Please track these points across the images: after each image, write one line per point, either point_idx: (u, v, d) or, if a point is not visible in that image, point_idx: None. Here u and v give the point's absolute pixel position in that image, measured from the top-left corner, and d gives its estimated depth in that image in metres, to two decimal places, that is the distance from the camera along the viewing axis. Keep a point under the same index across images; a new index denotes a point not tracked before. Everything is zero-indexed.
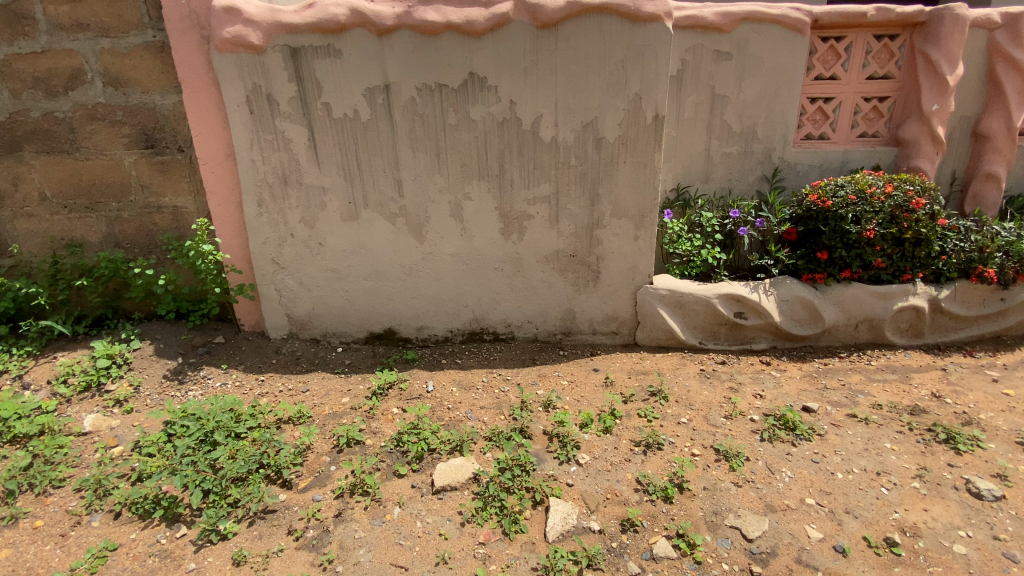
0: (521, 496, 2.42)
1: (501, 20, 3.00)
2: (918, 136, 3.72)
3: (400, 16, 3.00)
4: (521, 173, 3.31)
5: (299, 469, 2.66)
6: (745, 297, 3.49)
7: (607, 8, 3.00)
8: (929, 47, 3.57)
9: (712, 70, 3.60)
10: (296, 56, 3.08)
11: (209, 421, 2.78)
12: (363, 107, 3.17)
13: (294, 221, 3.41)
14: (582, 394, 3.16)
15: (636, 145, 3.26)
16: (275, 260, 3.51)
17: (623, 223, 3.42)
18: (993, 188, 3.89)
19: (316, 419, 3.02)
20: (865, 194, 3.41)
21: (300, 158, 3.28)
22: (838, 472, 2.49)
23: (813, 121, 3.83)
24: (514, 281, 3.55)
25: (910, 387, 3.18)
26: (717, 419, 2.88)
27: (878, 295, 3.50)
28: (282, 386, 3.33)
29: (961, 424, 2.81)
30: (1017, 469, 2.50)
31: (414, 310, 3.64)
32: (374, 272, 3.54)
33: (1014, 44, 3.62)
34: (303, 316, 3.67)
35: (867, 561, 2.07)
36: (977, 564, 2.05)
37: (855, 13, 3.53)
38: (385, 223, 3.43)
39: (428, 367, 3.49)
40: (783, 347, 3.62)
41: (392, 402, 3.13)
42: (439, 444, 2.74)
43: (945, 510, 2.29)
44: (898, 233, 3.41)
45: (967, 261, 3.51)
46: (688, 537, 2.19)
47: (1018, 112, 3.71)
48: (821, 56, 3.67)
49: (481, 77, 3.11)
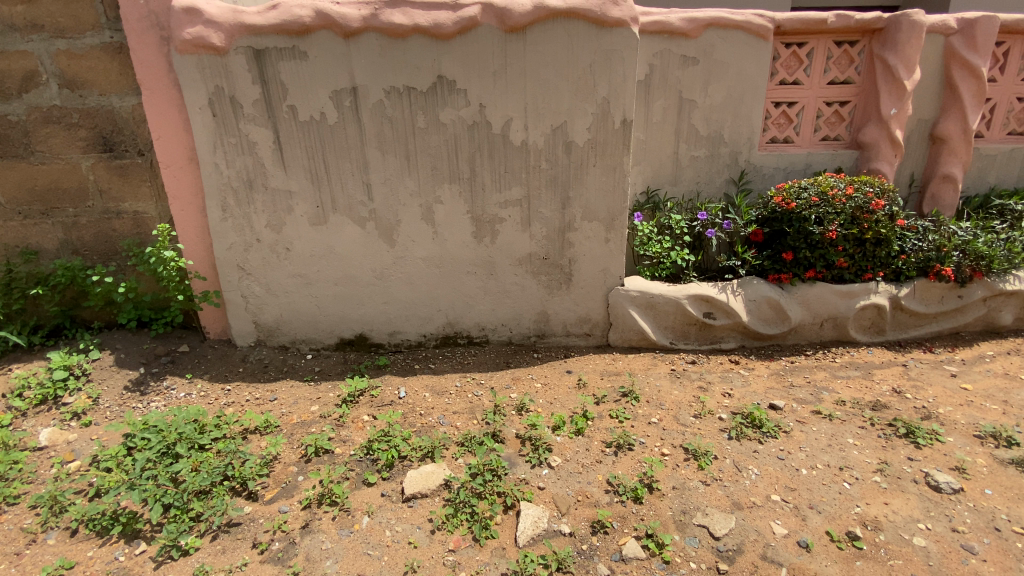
0: (492, 501, 2.40)
1: (469, 24, 3.00)
2: (877, 138, 3.83)
3: (367, 18, 2.97)
4: (492, 176, 3.30)
5: (265, 480, 2.59)
6: (713, 297, 3.54)
7: (574, 13, 3.01)
8: (887, 52, 3.68)
9: (679, 75, 3.65)
10: (260, 58, 3.02)
11: (171, 433, 2.69)
12: (330, 109, 3.12)
13: (260, 226, 3.34)
14: (555, 396, 3.16)
15: (605, 149, 3.28)
16: (240, 266, 3.43)
17: (593, 226, 3.44)
18: (949, 188, 4.03)
19: (284, 428, 2.95)
20: (828, 195, 3.50)
21: (265, 162, 3.21)
22: (802, 468, 2.54)
23: (778, 125, 3.92)
24: (487, 284, 3.54)
25: (872, 383, 3.26)
26: (686, 419, 2.91)
27: (842, 293, 3.59)
28: (248, 395, 3.25)
29: (920, 418, 2.89)
30: (973, 462, 2.58)
31: (385, 315, 3.59)
32: (344, 277, 3.49)
33: (969, 49, 3.74)
34: (270, 322, 3.59)
35: (829, 556, 2.11)
36: (936, 556, 2.10)
37: (816, 20, 3.62)
38: (355, 227, 3.38)
39: (400, 373, 3.44)
40: (752, 346, 3.68)
41: (363, 409, 3.08)
42: (410, 451, 2.70)
43: (905, 503, 2.34)
44: (859, 233, 3.50)
45: (925, 260, 3.63)
46: (656, 537, 2.19)
47: (972, 115, 3.85)
48: (784, 61, 3.77)
49: (450, 80, 3.10)
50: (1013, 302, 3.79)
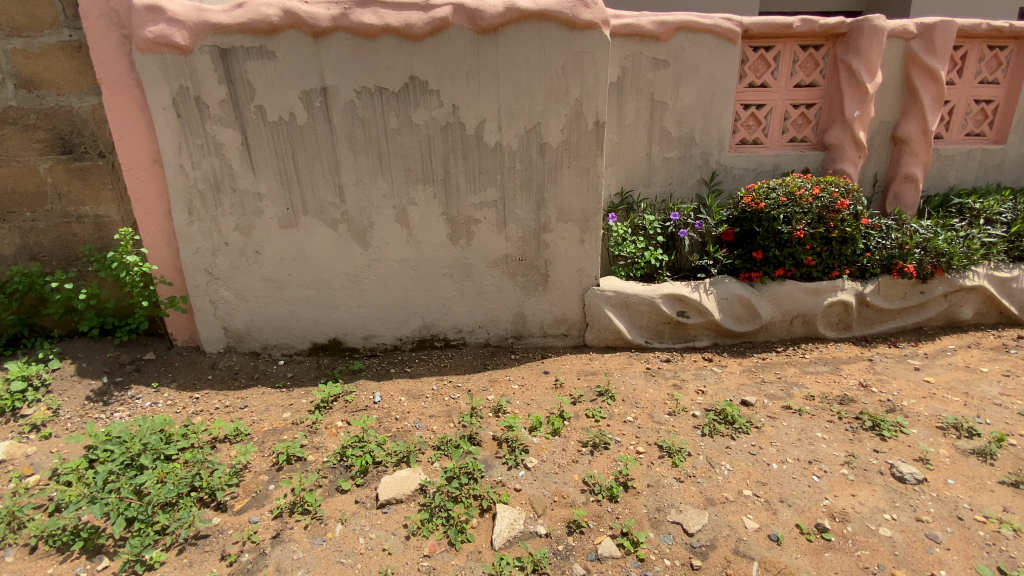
0: (468, 504, 2.38)
1: (441, 25, 2.98)
2: (842, 140, 3.94)
3: (336, 18, 2.93)
4: (467, 177, 3.29)
5: (234, 489, 2.53)
6: (687, 296, 3.59)
7: (546, 15, 3.02)
8: (850, 56, 3.78)
9: (651, 77, 3.69)
10: (226, 57, 2.95)
11: (135, 444, 2.60)
12: (300, 110, 3.07)
13: (228, 229, 3.26)
14: (532, 397, 3.15)
15: (579, 150, 3.30)
16: (208, 270, 3.34)
17: (569, 227, 3.46)
18: (911, 188, 4.16)
19: (254, 436, 2.88)
20: (795, 195, 3.58)
21: (233, 163, 3.14)
22: (773, 463, 2.58)
23: (747, 127, 4.00)
24: (463, 286, 3.52)
25: (840, 377, 3.34)
26: (661, 417, 2.93)
27: (810, 291, 3.67)
28: (217, 403, 3.16)
29: (885, 411, 2.98)
30: (936, 452, 2.66)
31: (360, 318, 3.54)
32: (316, 280, 3.43)
33: (928, 54, 3.87)
34: (241, 328, 3.50)
35: (799, 548, 2.14)
36: (901, 546, 2.15)
37: (782, 24, 3.71)
38: (327, 230, 3.32)
39: (375, 377, 3.39)
40: (724, 344, 3.75)
41: (337, 415, 3.02)
42: (385, 457, 2.66)
43: (872, 494, 2.40)
44: (826, 232, 3.59)
45: (888, 257, 3.74)
46: (631, 535, 2.20)
47: (932, 117, 3.99)
48: (752, 65, 3.85)
49: (422, 81, 3.07)
50: (972, 297, 3.93)
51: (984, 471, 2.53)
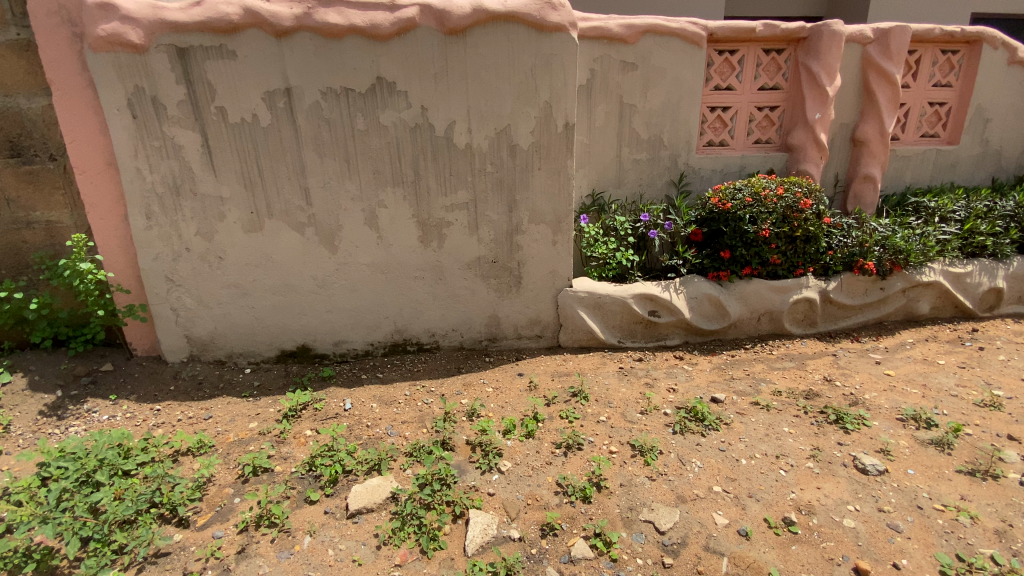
0: (441, 511, 2.34)
1: (407, 25, 2.94)
2: (805, 142, 4.04)
3: (299, 17, 2.87)
4: (437, 180, 3.25)
5: (197, 504, 2.43)
6: (657, 296, 3.63)
7: (514, 17, 3.02)
8: (811, 60, 3.89)
9: (620, 80, 3.73)
10: (184, 57, 2.86)
11: (91, 460, 2.48)
12: (263, 111, 2.99)
13: (189, 234, 3.16)
14: (506, 399, 3.14)
15: (549, 152, 3.31)
16: (169, 277, 3.23)
17: (541, 228, 3.46)
18: (870, 188, 4.31)
19: (219, 448, 2.79)
20: (760, 196, 3.66)
21: (193, 166, 3.04)
22: (741, 458, 2.62)
23: (714, 129, 4.08)
24: (435, 289, 3.48)
25: (806, 373, 3.43)
26: (634, 416, 2.95)
27: (776, 289, 3.75)
28: (180, 415, 3.05)
29: (848, 404, 3.06)
30: (897, 444, 2.74)
31: (329, 324, 3.47)
32: (283, 286, 3.34)
33: (885, 58, 4.01)
34: (204, 336, 3.39)
35: (767, 542, 2.18)
36: (864, 536, 2.20)
37: (745, 29, 3.79)
38: (294, 234, 3.24)
39: (346, 384, 3.32)
40: (695, 342, 3.80)
41: (305, 424, 2.94)
42: (356, 465, 2.60)
43: (836, 486, 2.46)
44: (790, 231, 3.68)
45: (850, 255, 3.86)
46: (604, 536, 2.20)
47: (888, 119, 4.13)
48: (717, 68, 3.92)
49: (390, 82, 3.03)
50: (929, 292, 4.09)
51: (942, 461, 2.63)
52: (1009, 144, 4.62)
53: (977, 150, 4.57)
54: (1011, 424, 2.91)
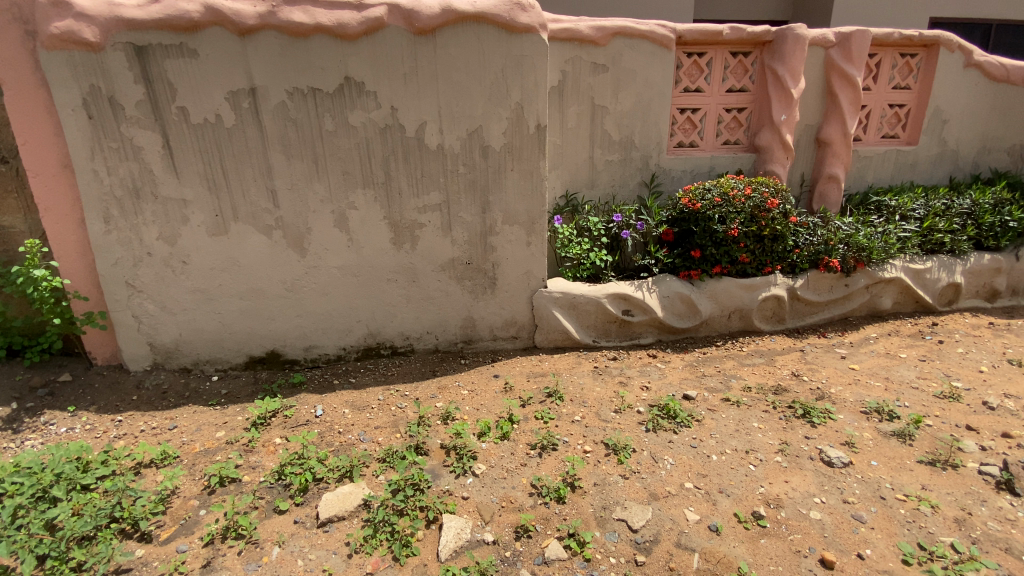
0: (414, 516, 2.31)
1: (375, 25, 2.90)
2: (771, 143, 4.13)
3: (264, 15, 2.81)
4: (409, 181, 3.22)
5: (160, 518, 2.35)
6: (630, 295, 3.66)
7: (483, 17, 3.01)
8: (776, 63, 3.98)
9: (591, 81, 3.75)
10: (143, 55, 2.77)
11: (47, 474, 2.36)
12: (227, 111, 2.92)
13: (151, 238, 3.06)
14: (481, 401, 3.12)
15: (521, 153, 3.30)
16: (130, 283, 3.12)
17: (514, 230, 3.45)
18: (834, 187, 4.43)
19: (184, 459, 2.70)
20: (729, 196, 3.73)
21: (153, 168, 2.94)
22: (712, 454, 2.66)
23: (684, 130, 4.14)
24: (409, 291, 3.44)
25: (774, 368, 3.50)
26: (608, 414, 2.97)
27: (746, 287, 3.83)
28: (144, 425, 2.95)
29: (815, 399, 3.14)
30: (861, 436, 2.82)
31: (299, 329, 3.40)
32: (251, 290, 3.26)
33: (846, 61, 4.12)
34: (169, 343, 3.28)
35: (737, 537, 2.21)
36: (830, 527, 2.25)
37: (713, 32, 3.86)
38: (261, 237, 3.17)
39: (317, 390, 3.26)
40: (668, 340, 3.85)
41: (275, 432, 2.87)
42: (327, 473, 2.55)
43: (803, 479, 2.51)
44: (758, 230, 3.75)
45: (816, 253, 3.95)
46: (578, 536, 2.20)
47: (851, 120, 4.25)
48: (686, 70, 3.98)
49: (358, 82, 2.99)
50: (890, 288, 4.22)
51: (903, 452, 2.71)
52: (966, 144, 4.80)
53: (934, 150, 4.74)
54: (968, 415, 3.02)
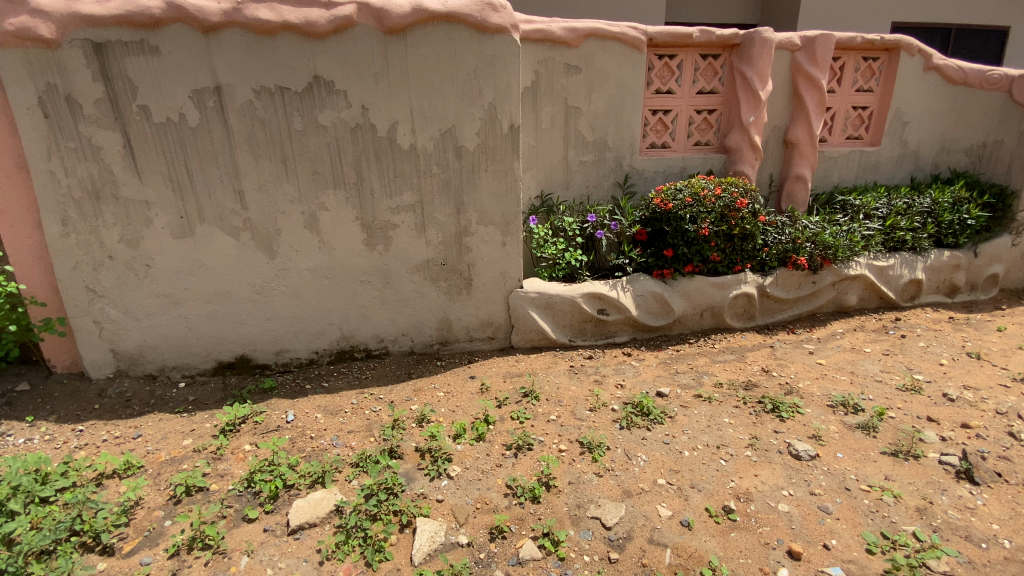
0: (387, 521, 2.28)
1: (345, 23, 2.86)
2: (741, 144, 4.21)
3: (228, 12, 2.74)
4: (381, 181, 3.18)
5: (123, 531, 2.27)
6: (605, 294, 3.69)
7: (454, 17, 3.00)
8: (744, 66, 4.06)
9: (564, 83, 3.77)
10: (101, 52, 2.67)
11: (2, 488, 2.26)
12: (191, 110, 2.84)
13: (112, 241, 2.96)
14: (457, 403, 3.10)
15: (495, 154, 3.30)
16: (90, 287, 3.01)
17: (489, 230, 3.45)
18: (801, 187, 4.54)
19: (149, 468, 2.62)
20: (700, 196, 3.79)
21: (114, 169, 2.85)
22: (684, 450, 2.70)
23: (656, 131, 4.20)
24: (383, 293, 3.40)
25: (745, 364, 3.57)
26: (583, 413, 2.99)
27: (717, 285, 3.89)
28: (106, 435, 2.84)
29: (784, 393, 3.21)
30: (827, 429, 2.89)
31: (270, 333, 3.33)
32: (219, 294, 3.18)
33: (812, 64, 4.23)
34: (133, 349, 3.18)
35: (708, 531, 2.24)
36: (798, 519, 2.30)
37: (683, 34, 3.92)
38: (228, 239, 3.09)
39: (289, 395, 3.19)
40: (642, 338, 3.90)
41: (244, 439, 2.81)
42: (298, 479, 2.50)
43: (772, 472, 2.56)
44: (728, 229, 3.82)
45: (784, 252, 4.05)
46: (552, 535, 2.21)
47: (816, 122, 4.36)
48: (657, 72, 4.04)
49: (328, 81, 2.94)
50: (856, 285, 4.35)
51: (868, 444, 2.79)
52: (926, 145, 4.97)
53: (896, 151, 4.90)
54: (929, 407, 3.13)
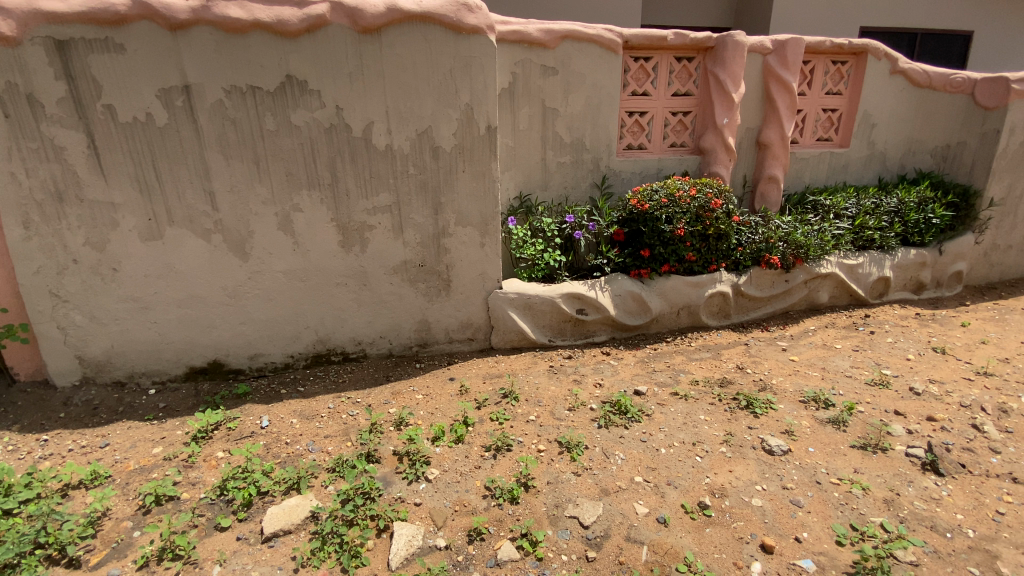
0: (364, 526, 2.26)
1: (317, 22, 2.83)
2: (715, 145, 4.28)
3: (197, 10, 2.68)
4: (357, 181, 3.14)
5: (90, 542, 2.20)
6: (584, 294, 3.71)
7: (430, 17, 2.98)
8: (718, 68, 4.12)
9: (541, 84, 3.79)
10: (64, 50, 2.59)
11: None
12: (158, 110, 2.77)
13: (77, 245, 2.86)
14: (436, 405, 3.09)
15: (472, 154, 3.29)
16: (54, 292, 2.91)
17: (467, 231, 3.44)
18: (774, 188, 4.63)
19: (117, 478, 2.54)
20: (675, 197, 3.84)
21: (78, 170, 2.76)
22: (661, 447, 2.73)
23: (632, 133, 4.25)
24: (360, 295, 3.37)
25: (720, 362, 3.63)
26: (562, 412, 3.00)
27: (693, 284, 3.95)
28: (72, 444, 2.75)
29: (758, 390, 3.27)
30: (799, 424, 2.96)
31: (243, 337, 3.27)
32: (190, 298, 3.11)
33: (783, 67, 4.33)
34: (99, 356, 3.08)
35: (684, 527, 2.27)
36: (771, 514, 2.35)
37: (657, 37, 3.97)
38: (199, 241, 3.02)
39: (263, 400, 3.13)
40: (621, 337, 3.93)
41: (217, 446, 2.75)
42: (273, 485, 2.46)
43: (746, 468, 2.61)
44: (703, 229, 3.88)
45: (758, 251, 4.12)
46: (530, 536, 2.21)
47: (787, 124, 4.46)
48: (633, 74, 4.08)
49: (301, 81, 2.90)
50: (827, 283, 4.46)
51: (838, 438, 2.86)
52: (893, 146, 5.12)
53: (864, 152, 5.04)
54: (896, 400, 3.22)
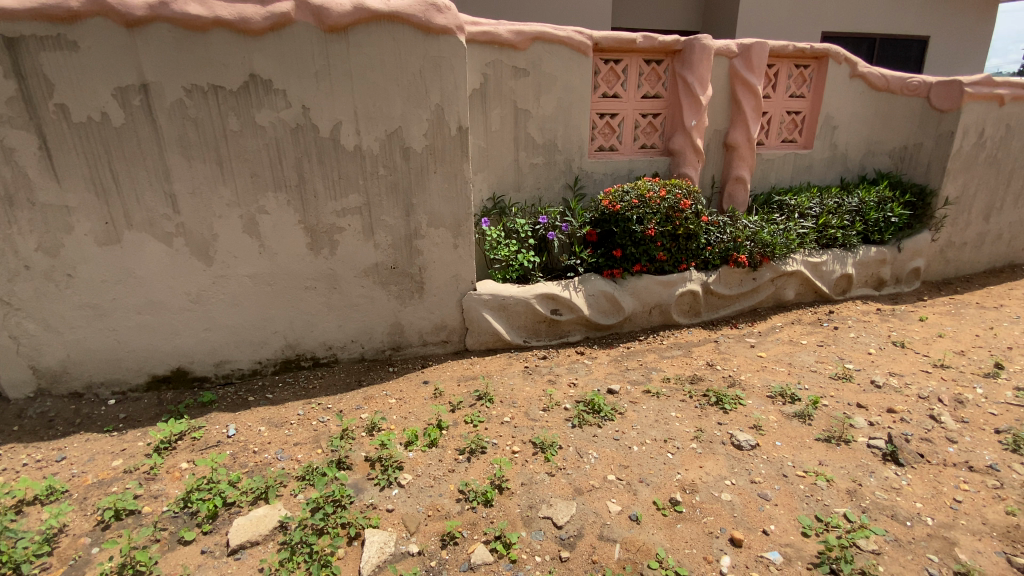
0: (335, 534, 2.21)
1: (282, 20, 2.77)
2: (684, 146, 4.36)
3: (154, 6, 2.59)
4: (325, 183, 3.09)
5: (45, 561, 2.10)
6: (558, 295, 3.72)
7: (397, 17, 2.95)
8: (685, 71, 4.20)
9: (512, 85, 3.79)
10: (12, 47, 2.47)
11: None
12: (115, 109, 2.67)
13: (29, 250, 2.74)
14: (409, 409, 3.05)
15: (443, 155, 3.27)
16: (5, 300, 2.78)
17: (440, 232, 3.41)
18: (741, 189, 4.74)
19: (74, 492, 2.43)
20: (646, 198, 3.89)
21: (28, 172, 2.64)
22: (633, 445, 2.76)
23: (603, 134, 4.29)
24: (330, 299, 3.31)
25: (691, 359, 3.70)
26: (536, 413, 3.01)
27: (664, 283, 4.01)
28: (25, 459, 2.63)
29: (727, 386, 3.34)
30: (767, 419, 3.03)
31: (208, 343, 3.17)
32: (151, 303, 3.00)
33: (748, 70, 4.43)
34: (54, 366, 2.95)
35: (656, 524, 2.30)
36: (739, 508, 2.40)
37: (626, 40, 4.00)
38: (160, 245, 2.92)
39: (230, 408, 3.05)
40: (594, 337, 3.96)
41: (181, 456, 2.66)
42: (239, 496, 2.39)
43: (716, 464, 2.66)
44: (673, 229, 3.95)
45: (726, 250, 4.21)
46: (504, 538, 2.20)
47: (753, 126, 4.57)
48: (603, 76, 4.13)
49: (265, 80, 2.84)
50: (793, 280, 4.58)
51: (804, 431, 2.94)
52: (854, 147, 5.30)
53: (827, 153, 5.20)
54: (859, 393, 3.33)
